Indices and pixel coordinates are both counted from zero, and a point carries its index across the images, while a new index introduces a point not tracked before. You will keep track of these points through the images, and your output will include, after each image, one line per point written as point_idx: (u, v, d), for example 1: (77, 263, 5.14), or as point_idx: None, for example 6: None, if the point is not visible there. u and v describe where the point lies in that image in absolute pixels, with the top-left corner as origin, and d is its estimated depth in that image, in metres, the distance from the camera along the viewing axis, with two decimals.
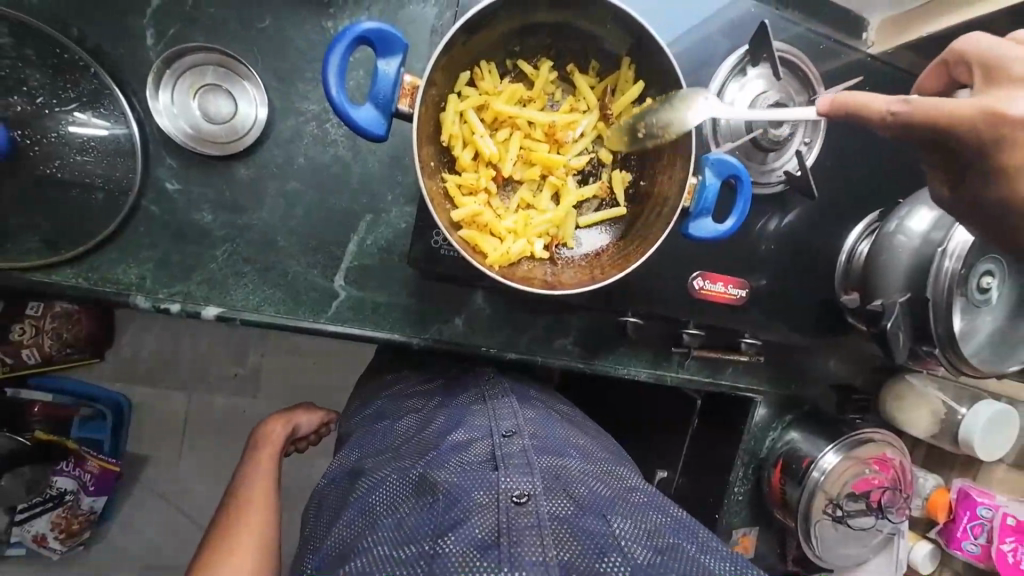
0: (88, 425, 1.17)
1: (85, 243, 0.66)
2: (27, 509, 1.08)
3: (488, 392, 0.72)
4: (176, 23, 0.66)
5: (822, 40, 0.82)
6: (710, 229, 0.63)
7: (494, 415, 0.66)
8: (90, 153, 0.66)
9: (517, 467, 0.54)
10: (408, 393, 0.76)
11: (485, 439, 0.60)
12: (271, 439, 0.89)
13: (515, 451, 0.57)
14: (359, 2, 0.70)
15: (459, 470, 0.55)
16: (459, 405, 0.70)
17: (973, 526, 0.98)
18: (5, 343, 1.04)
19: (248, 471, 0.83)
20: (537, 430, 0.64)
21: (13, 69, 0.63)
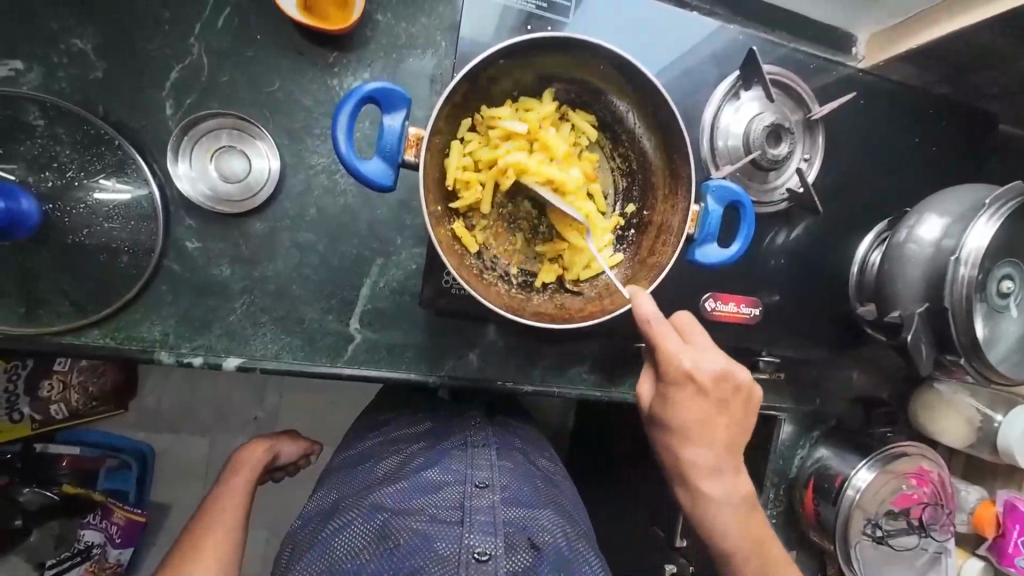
0: (114, 475, 1.19)
1: (113, 304, 0.69)
2: (55, 566, 1.04)
3: (472, 438, 0.73)
4: (191, 93, 0.70)
5: (813, 58, 0.83)
6: (717, 255, 0.63)
7: (471, 463, 0.67)
8: (115, 219, 0.69)
9: (482, 524, 0.56)
10: (401, 432, 0.76)
11: (456, 490, 0.62)
12: (245, 465, 0.88)
13: (483, 505, 0.59)
14: (362, 60, 0.74)
15: (425, 519, 0.56)
16: (438, 450, 0.71)
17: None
18: (35, 400, 1.05)
19: (219, 493, 0.84)
20: (511, 481, 0.65)
21: (45, 147, 0.67)
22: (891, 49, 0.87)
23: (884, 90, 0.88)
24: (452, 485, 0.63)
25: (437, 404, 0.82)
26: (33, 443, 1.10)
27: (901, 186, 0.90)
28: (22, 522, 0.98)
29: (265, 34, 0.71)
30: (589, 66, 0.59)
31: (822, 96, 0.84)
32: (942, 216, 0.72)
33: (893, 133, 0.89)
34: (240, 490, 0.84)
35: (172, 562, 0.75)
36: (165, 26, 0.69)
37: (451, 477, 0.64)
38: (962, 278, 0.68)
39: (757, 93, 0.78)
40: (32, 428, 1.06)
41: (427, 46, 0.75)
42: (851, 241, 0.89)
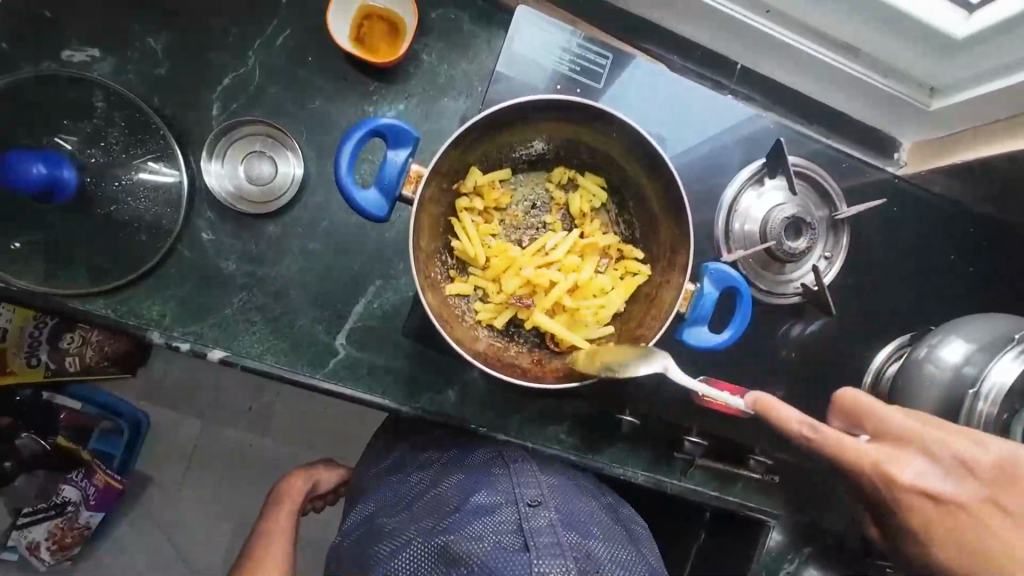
0: (105, 438, 1.21)
1: (122, 277, 0.73)
2: (31, 513, 1.12)
3: (510, 454, 0.72)
4: (239, 100, 0.75)
5: (850, 157, 0.81)
6: (708, 339, 0.61)
7: (518, 482, 0.66)
8: (144, 201, 0.74)
9: (549, 549, 0.55)
10: (426, 446, 0.77)
11: (510, 511, 0.61)
12: (288, 497, 0.91)
13: (543, 525, 0.59)
14: (401, 93, 0.78)
15: (485, 550, 0.56)
16: (478, 466, 0.70)
17: None
18: (54, 349, 1.10)
19: (268, 520, 0.89)
20: (562, 499, 0.65)
21: (100, 129, 0.73)
22: (955, 154, 0.82)
23: (923, 200, 0.85)
24: (506, 506, 0.62)
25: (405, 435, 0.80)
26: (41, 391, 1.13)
27: (932, 302, 0.85)
28: (11, 467, 1.05)
29: (316, 57, 0.76)
30: (604, 135, 0.60)
31: (855, 196, 0.82)
32: (967, 342, 0.67)
33: (926, 246, 0.85)
34: (288, 522, 0.88)
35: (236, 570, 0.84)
36: (230, 38, 0.75)
37: (501, 497, 0.63)
38: (979, 414, 0.62)
39: (782, 183, 0.76)
40: (43, 376, 1.09)
41: (464, 90, 0.79)
42: (870, 351, 0.83)
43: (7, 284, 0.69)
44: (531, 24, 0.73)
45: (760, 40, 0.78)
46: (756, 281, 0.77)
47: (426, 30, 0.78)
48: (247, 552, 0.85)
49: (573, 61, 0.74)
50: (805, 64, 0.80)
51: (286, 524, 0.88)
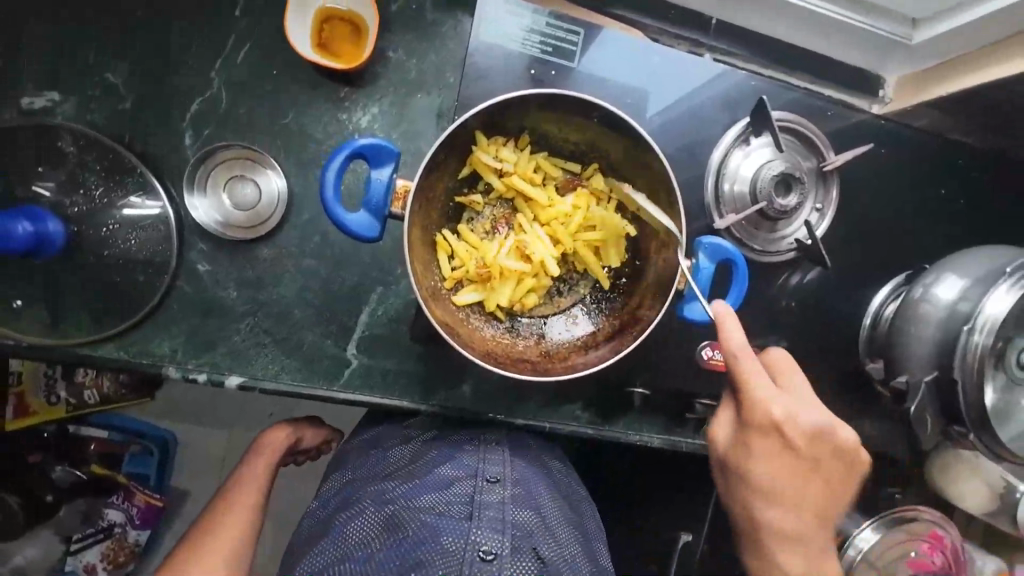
0: (135, 458, 1.20)
1: (127, 320, 0.73)
2: (80, 540, 1.13)
3: (485, 439, 0.76)
4: (210, 125, 0.74)
5: (833, 104, 0.80)
6: (705, 312, 0.62)
7: (482, 460, 0.69)
8: (133, 240, 0.74)
9: (490, 521, 0.57)
10: (407, 426, 0.79)
11: (467, 484, 0.63)
12: (265, 448, 0.89)
13: (493, 501, 0.61)
14: (372, 96, 0.76)
15: (433, 513, 0.58)
16: (450, 446, 0.73)
17: (932, 553, 0.89)
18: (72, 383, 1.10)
19: (245, 465, 0.87)
20: (521, 481, 0.67)
21: (75, 174, 0.72)
22: (975, 75, 0.75)
23: (908, 137, 0.84)
24: (465, 480, 0.65)
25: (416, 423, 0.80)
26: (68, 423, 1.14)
27: (924, 239, 0.86)
28: (53, 496, 1.10)
29: (280, 69, 0.74)
30: (587, 120, 0.59)
31: (841, 142, 0.81)
32: (961, 278, 0.68)
33: (917, 182, 0.85)
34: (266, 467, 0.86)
35: (204, 520, 0.81)
36: (189, 61, 0.72)
37: (462, 472, 0.66)
38: (974, 347, 0.63)
39: (769, 139, 0.75)
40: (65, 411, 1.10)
41: (436, 84, 0.77)
42: (869, 292, 0.85)
43: (17, 342, 0.70)
44: (496, 9, 0.71)
45: None
46: (750, 242, 0.77)
47: (389, 25, 0.75)
48: (221, 492, 0.84)
49: (543, 42, 0.72)
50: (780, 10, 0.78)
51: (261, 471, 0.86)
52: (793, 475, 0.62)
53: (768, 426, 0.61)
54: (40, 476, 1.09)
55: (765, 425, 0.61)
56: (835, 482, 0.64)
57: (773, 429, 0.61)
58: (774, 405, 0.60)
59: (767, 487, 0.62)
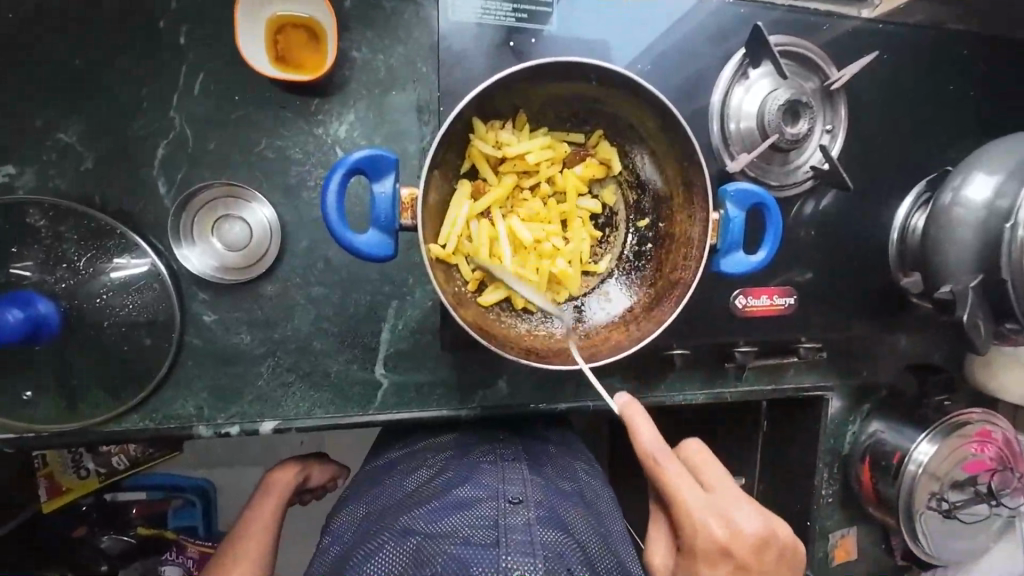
0: (181, 513, 1.17)
1: (143, 388, 0.70)
2: None
3: (503, 453, 0.71)
4: (182, 168, 0.69)
5: (824, 18, 0.76)
6: (743, 262, 0.58)
7: (503, 479, 0.63)
8: (132, 304, 0.70)
9: (520, 544, 0.50)
10: (420, 450, 0.74)
11: (489, 508, 0.57)
12: (274, 486, 0.85)
13: (519, 523, 0.54)
14: (345, 103, 0.71)
15: (460, 542, 0.51)
16: (469, 464, 0.68)
17: (986, 449, 0.89)
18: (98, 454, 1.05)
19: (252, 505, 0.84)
20: (545, 497, 0.60)
21: (53, 246, 0.67)
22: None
23: (906, 38, 0.80)
24: (487, 502, 0.58)
25: (458, 430, 0.78)
26: (104, 493, 1.13)
27: (938, 140, 0.82)
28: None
29: (242, 93, 0.69)
30: (585, 84, 0.56)
31: (839, 57, 0.77)
32: (991, 175, 0.65)
33: (923, 83, 0.81)
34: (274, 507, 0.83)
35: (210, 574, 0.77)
36: (144, 104, 0.67)
37: (483, 493, 0.60)
38: (1018, 241, 0.62)
39: (768, 68, 0.71)
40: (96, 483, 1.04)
41: (409, 76, 0.71)
42: (891, 207, 0.82)
43: (38, 433, 0.68)
44: None
45: None
46: (766, 178, 0.74)
47: (347, 22, 0.70)
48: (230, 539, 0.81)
49: (516, 9, 0.68)
50: None
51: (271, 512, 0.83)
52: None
53: (712, 551, 0.57)
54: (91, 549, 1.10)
55: (688, 525, 0.59)
56: (742, 574, 0.57)
57: (692, 530, 0.58)
58: (688, 491, 0.60)
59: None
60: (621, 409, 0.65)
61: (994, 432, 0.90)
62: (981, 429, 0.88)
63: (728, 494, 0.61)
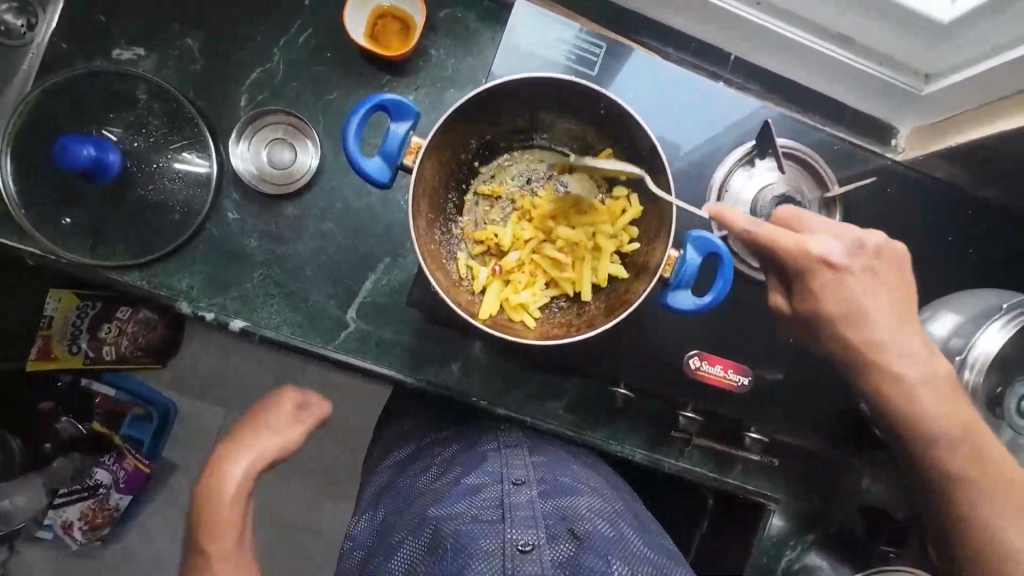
0: (137, 424, 1.21)
1: (154, 252, 0.79)
2: (68, 493, 1.14)
3: (503, 440, 0.80)
4: (264, 93, 0.83)
5: (842, 143, 0.83)
6: (690, 304, 0.61)
7: (505, 463, 0.74)
8: (178, 181, 0.81)
9: (524, 519, 0.64)
10: (429, 442, 0.83)
11: (493, 489, 0.69)
12: (281, 411, 0.78)
13: (522, 501, 0.67)
14: (410, 85, 0.84)
15: (467, 521, 0.64)
16: (473, 453, 0.78)
17: None
18: (92, 338, 1.11)
19: (246, 429, 0.76)
20: (546, 474, 0.73)
21: (142, 117, 0.81)
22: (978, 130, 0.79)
23: (920, 184, 0.86)
24: (491, 486, 0.70)
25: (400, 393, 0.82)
26: (81, 376, 1.15)
27: (932, 287, 0.85)
28: (52, 448, 1.11)
29: (334, 53, 0.83)
30: (592, 110, 0.64)
31: (847, 180, 0.84)
32: (957, 314, 0.67)
33: (925, 228, 0.85)
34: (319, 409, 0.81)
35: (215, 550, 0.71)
36: (257, 37, 0.82)
37: (488, 478, 0.71)
38: (970, 384, 0.63)
39: (773, 164, 0.78)
40: (78, 363, 1.10)
41: (469, 82, 0.85)
42: None
43: (57, 258, 0.77)
44: (529, 17, 0.78)
45: (749, 30, 0.82)
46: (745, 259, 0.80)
47: (435, 26, 0.84)
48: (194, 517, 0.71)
49: (570, 51, 0.79)
50: (799, 51, 0.83)
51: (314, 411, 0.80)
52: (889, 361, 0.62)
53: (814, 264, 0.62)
54: (46, 425, 1.11)
55: (807, 266, 0.62)
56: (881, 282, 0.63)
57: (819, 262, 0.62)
58: (811, 241, 0.62)
59: (904, 355, 0.62)
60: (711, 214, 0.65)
61: None
62: None
63: (821, 226, 0.64)
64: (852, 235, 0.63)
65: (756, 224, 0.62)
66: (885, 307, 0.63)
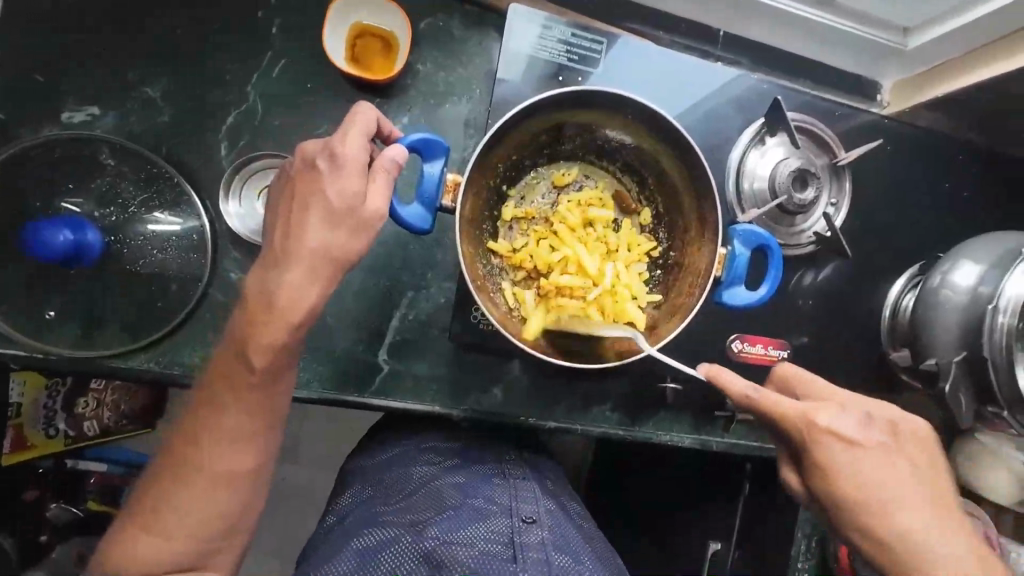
0: None
1: (158, 330, 0.72)
2: None
3: (511, 469, 0.77)
4: (245, 136, 0.75)
5: (838, 106, 0.85)
6: (744, 296, 0.65)
7: (515, 495, 0.72)
8: (167, 249, 0.74)
9: (536, 563, 0.61)
10: (433, 447, 0.78)
11: (503, 523, 0.66)
12: (349, 164, 0.53)
13: (533, 542, 0.64)
14: (402, 106, 0.78)
15: (477, 555, 0.60)
16: (479, 471, 0.75)
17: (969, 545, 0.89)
18: (70, 415, 0.96)
19: (286, 247, 0.53)
20: (552, 518, 0.70)
21: (111, 185, 0.73)
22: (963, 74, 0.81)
23: (911, 135, 0.89)
24: (498, 517, 0.67)
25: (447, 428, 0.79)
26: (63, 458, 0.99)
27: (933, 233, 0.89)
28: (47, 536, 0.96)
29: (314, 81, 0.77)
30: (616, 116, 0.65)
31: (848, 141, 0.85)
32: (977, 264, 0.71)
33: (919, 178, 0.89)
34: (287, 406, 0.57)
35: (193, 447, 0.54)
36: (226, 76, 0.75)
37: (498, 507, 0.69)
38: (999, 326, 0.65)
39: (783, 139, 0.79)
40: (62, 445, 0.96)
41: (463, 94, 0.80)
42: (883, 286, 0.87)
43: (48, 356, 0.69)
44: (523, 22, 0.76)
45: (737, 5, 0.82)
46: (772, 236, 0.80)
47: (419, 40, 0.79)
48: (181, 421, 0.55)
49: (570, 50, 0.77)
50: (787, 21, 0.83)
51: (392, 160, 0.55)
52: (845, 476, 0.58)
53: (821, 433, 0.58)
54: (33, 516, 0.96)
55: (817, 440, 0.58)
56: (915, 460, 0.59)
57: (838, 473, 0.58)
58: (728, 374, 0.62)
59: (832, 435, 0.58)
60: (707, 376, 0.63)
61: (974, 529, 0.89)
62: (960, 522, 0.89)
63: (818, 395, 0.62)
64: (861, 411, 0.60)
65: (754, 393, 0.61)
66: (870, 468, 0.57)
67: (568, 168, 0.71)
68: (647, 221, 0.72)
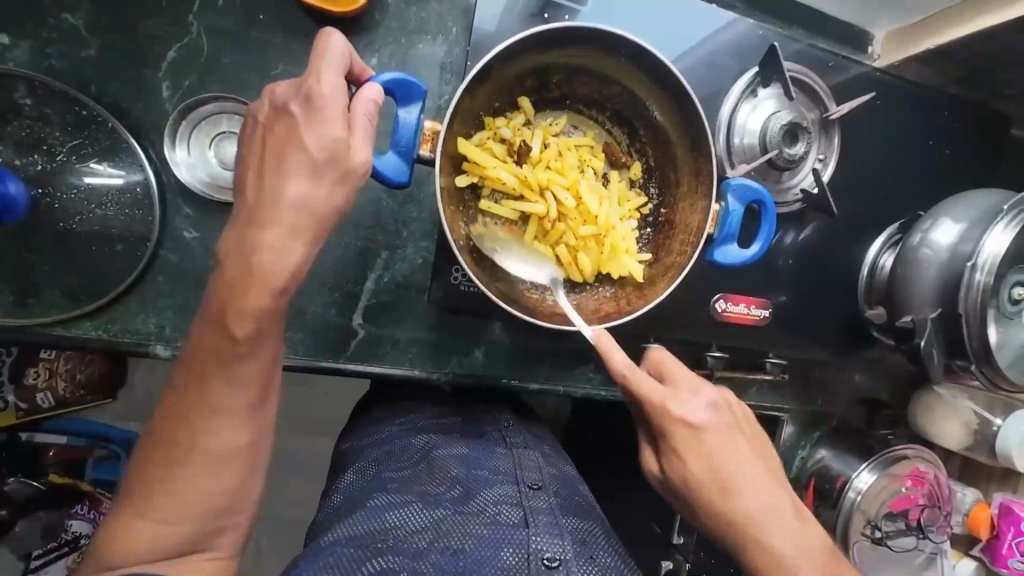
0: (102, 466, 0.98)
1: (104, 295, 0.65)
2: (42, 555, 0.91)
3: (511, 439, 0.72)
4: (191, 75, 0.66)
5: (830, 57, 0.81)
6: (734, 254, 0.64)
7: (518, 464, 0.66)
8: (108, 204, 0.66)
9: (548, 526, 0.55)
10: (421, 423, 0.73)
11: (510, 490, 0.61)
12: (324, 105, 0.47)
13: (542, 506, 0.59)
14: (370, 45, 0.70)
15: (487, 523, 0.55)
16: (477, 442, 0.70)
17: (921, 488, 0.92)
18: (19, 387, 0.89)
19: (261, 203, 0.47)
20: (562, 487, 0.65)
21: (34, 129, 0.64)
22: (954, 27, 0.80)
23: (900, 90, 0.87)
24: (504, 485, 0.62)
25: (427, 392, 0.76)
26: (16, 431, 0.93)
27: (912, 190, 0.89)
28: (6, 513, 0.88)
29: (268, 13, 0.67)
30: (608, 58, 0.60)
31: (840, 94, 0.83)
32: (957, 222, 0.71)
33: (904, 134, 0.88)
34: (274, 368, 0.52)
35: (171, 424, 0.49)
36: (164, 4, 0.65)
37: (502, 477, 0.63)
38: (976, 284, 0.66)
39: (774, 92, 0.77)
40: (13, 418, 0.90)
41: (438, 32, 0.72)
42: (863, 244, 0.88)
43: None
44: None
45: None
46: None
47: None
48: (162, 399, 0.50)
49: None
50: None
51: (368, 103, 0.50)
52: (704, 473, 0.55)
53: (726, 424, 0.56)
54: None
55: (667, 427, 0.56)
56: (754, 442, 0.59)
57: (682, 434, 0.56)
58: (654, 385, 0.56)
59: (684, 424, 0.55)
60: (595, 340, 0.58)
61: (927, 474, 0.91)
62: (916, 471, 0.90)
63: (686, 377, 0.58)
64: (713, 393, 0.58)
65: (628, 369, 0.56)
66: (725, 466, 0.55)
67: (556, 118, 0.67)
68: (637, 176, 0.69)
